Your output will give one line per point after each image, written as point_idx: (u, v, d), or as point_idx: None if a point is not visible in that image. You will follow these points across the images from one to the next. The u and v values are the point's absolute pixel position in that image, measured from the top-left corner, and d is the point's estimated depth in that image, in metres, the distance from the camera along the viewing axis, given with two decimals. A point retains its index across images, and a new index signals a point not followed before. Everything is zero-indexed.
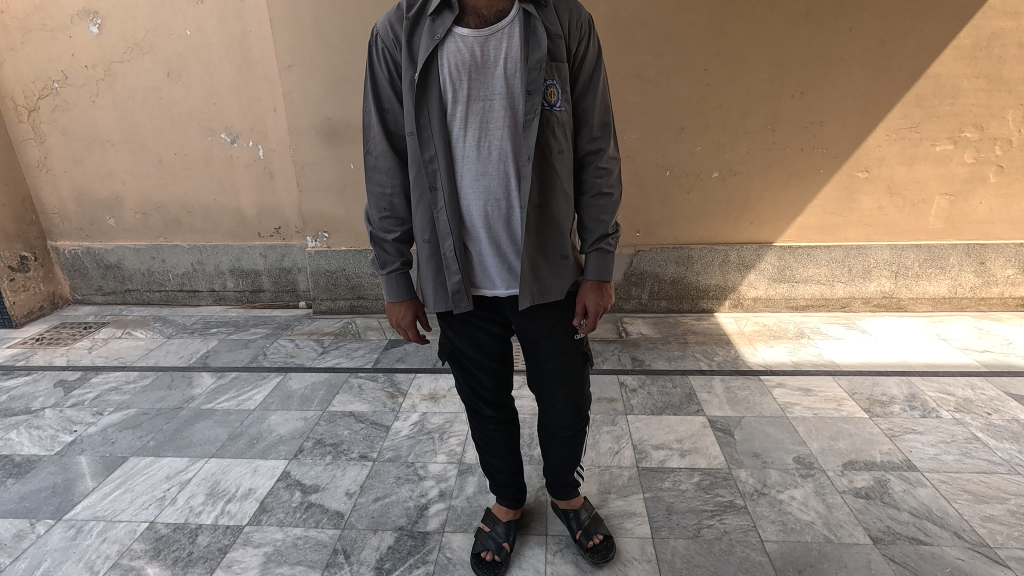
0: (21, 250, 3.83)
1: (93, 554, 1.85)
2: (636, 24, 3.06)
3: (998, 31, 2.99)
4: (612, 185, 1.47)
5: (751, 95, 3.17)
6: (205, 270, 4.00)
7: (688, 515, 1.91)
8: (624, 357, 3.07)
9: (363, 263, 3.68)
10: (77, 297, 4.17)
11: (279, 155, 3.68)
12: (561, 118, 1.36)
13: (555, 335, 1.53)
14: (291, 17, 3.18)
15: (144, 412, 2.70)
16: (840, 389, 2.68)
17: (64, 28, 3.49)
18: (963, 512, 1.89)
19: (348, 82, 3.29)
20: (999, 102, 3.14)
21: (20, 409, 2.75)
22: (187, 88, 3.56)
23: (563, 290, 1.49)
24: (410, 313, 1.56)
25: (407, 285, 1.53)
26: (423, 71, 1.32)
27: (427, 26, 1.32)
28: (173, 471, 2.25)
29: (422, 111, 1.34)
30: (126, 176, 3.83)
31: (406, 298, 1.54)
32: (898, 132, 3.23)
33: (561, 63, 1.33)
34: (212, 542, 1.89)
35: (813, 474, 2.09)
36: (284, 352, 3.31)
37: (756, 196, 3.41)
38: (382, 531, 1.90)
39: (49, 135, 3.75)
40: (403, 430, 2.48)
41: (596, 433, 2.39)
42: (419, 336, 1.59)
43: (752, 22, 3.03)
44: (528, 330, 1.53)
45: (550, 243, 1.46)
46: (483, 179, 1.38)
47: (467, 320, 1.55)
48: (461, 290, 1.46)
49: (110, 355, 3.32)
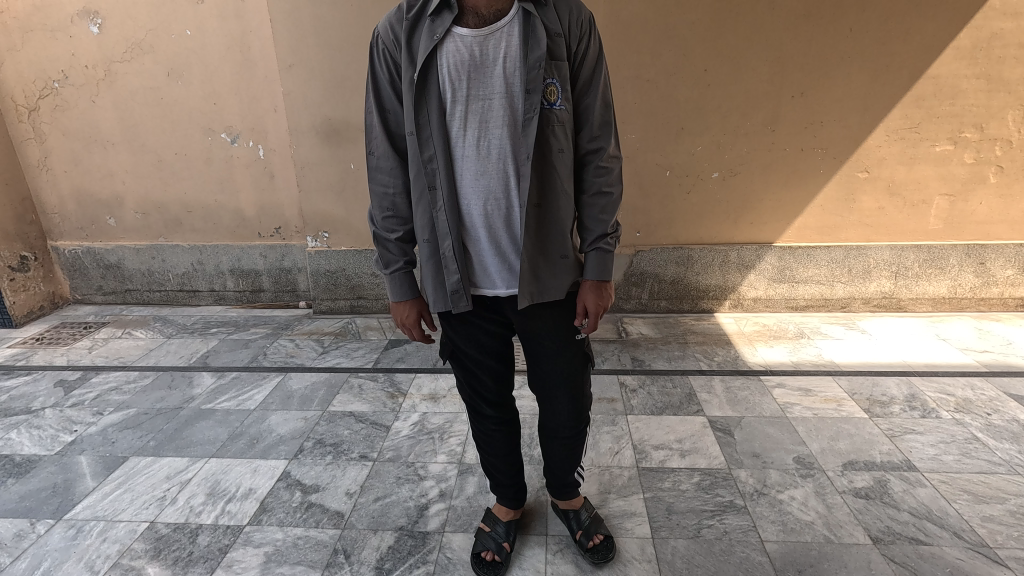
0: (22, 250, 3.83)
1: (93, 554, 1.85)
2: (636, 24, 3.06)
3: (997, 31, 3.00)
4: (612, 185, 1.47)
5: (751, 95, 3.17)
6: (205, 269, 4.00)
7: (688, 515, 1.91)
8: (624, 358, 3.07)
9: (363, 263, 3.69)
10: (77, 296, 4.16)
11: (279, 155, 3.68)
12: (561, 117, 1.36)
13: (556, 335, 1.53)
14: (291, 17, 3.18)
15: (144, 411, 2.70)
16: (840, 389, 2.68)
17: (64, 28, 3.49)
18: (963, 512, 1.89)
19: (348, 82, 3.29)
20: (999, 102, 3.14)
21: (20, 409, 2.75)
22: (188, 88, 3.56)
23: (563, 290, 1.49)
24: (415, 312, 1.56)
25: (411, 284, 1.53)
26: (422, 71, 1.32)
27: (427, 26, 1.32)
28: (173, 471, 2.25)
29: (422, 111, 1.35)
30: (126, 176, 3.83)
31: (411, 297, 1.53)
32: (898, 133, 3.23)
33: (562, 61, 1.33)
34: (212, 542, 1.89)
35: (813, 474, 2.09)
36: (285, 352, 3.31)
37: (756, 196, 3.41)
38: (382, 531, 1.90)
39: (49, 135, 3.75)
40: (403, 430, 2.48)
41: (596, 433, 2.39)
42: (423, 335, 1.58)
43: (752, 22, 3.03)
44: (529, 330, 1.53)
45: (549, 242, 1.46)
46: (483, 179, 1.38)
47: (468, 319, 1.55)
48: (460, 289, 1.46)
49: (110, 355, 3.32)
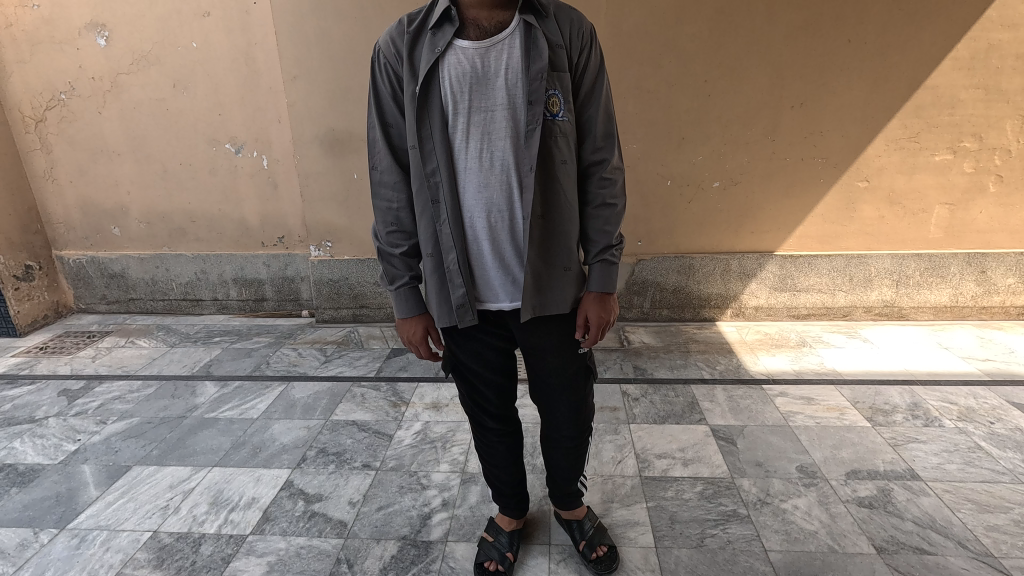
0: (26, 259, 3.86)
1: (97, 563, 1.85)
2: (637, 35, 3.09)
3: (995, 42, 3.03)
4: (616, 196, 1.49)
5: (751, 106, 3.21)
6: (209, 279, 4.02)
7: (693, 524, 1.91)
8: (627, 366, 3.08)
9: (366, 272, 3.70)
10: (80, 306, 4.19)
11: (283, 165, 3.71)
12: (563, 128, 1.38)
13: (556, 350, 1.54)
14: (296, 29, 3.22)
15: (148, 421, 2.70)
16: (843, 397, 2.68)
17: (72, 41, 3.54)
18: (967, 521, 1.89)
19: (352, 93, 3.33)
20: (998, 112, 3.17)
21: (24, 418, 2.76)
22: (193, 99, 3.60)
23: (567, 303, 1.50)
24: (422, 328, 1.57)
25: (417, 300, 1.55)
26: (424, 84, 1.35)
27: (428, 40, 1.35)
28: (177, 480, 2.26)
29: (423, 124, 1.38)
30: (131, 186, 3.86)
31: (417, 312, 1.55)
32: (897, 142, 3.25)
33: (564, 73, 1.36)
34: (216, 551, 1.88)
35: (816, 483, 2.09)
36: (287, 360, 3.32)
37: (757, 205, 3.44)
38: (386, 540, 1.90)
39: (55, 145, 3.80)
40: (406, 439, 2.48)
41: (598, 441, 2.39)
42: (431, 352, 1.60)
43: (751, 34, 3.06)
44: (532, 346, 1.55)
45: (554, 254, 1.48)
46: (486, 191, 1.40)
47: (470, 335, 1.56)
48: (465, 303, 1.48)
49: (113, 364, 3.33)
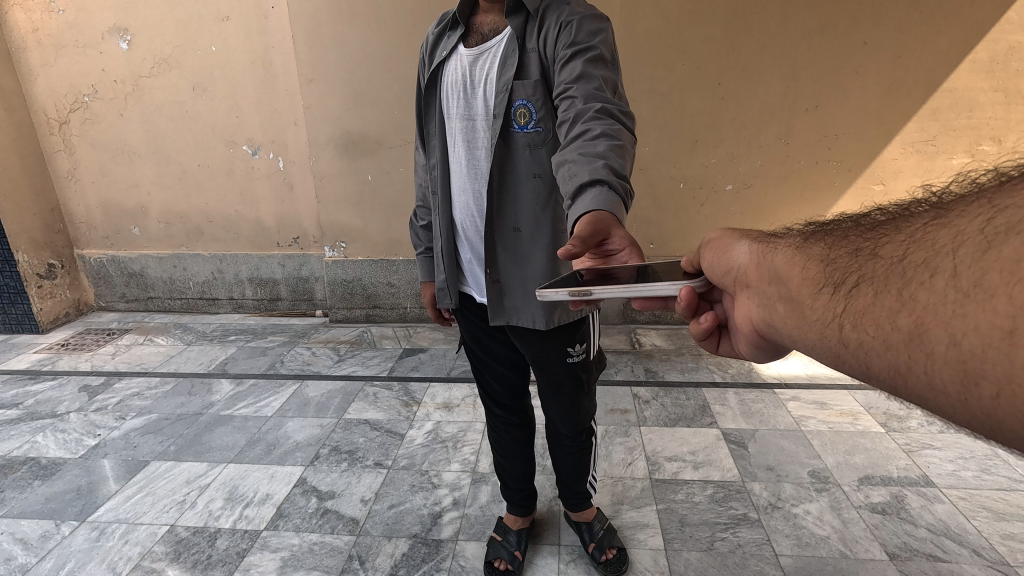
0: (49, 258, 3.97)
1: (115, 556, 1.89)
2: (649, 39, 3.10)
3: (1015, 45, 2.98)
4: (615, 131, 1.19)
5: (765, 109, 3.20)
6: (224, 279, 4.09)
7: (702, 527, 1.91)
8: (638, 369, 3.07)
9: (380, 272, 3.74)
10: (101, 303, 4.30)
11: (300, 166, 3.78)
12: (530, 140, 1.35)
13: (551, 354, 1.47)
14: (313, 34, 3.26)
15: (166, 417, 2.76)
16: (857, 402, 2.66)
17: (95, 44, 3.63)
18: (982, 529, 1.86)
19: (368, 96, 3.37)
20: (1017, 115, 3.14)
21: (47, 412, 2.83)
22: (211, 102, 3.67)
23: (545, 319, 1.41)
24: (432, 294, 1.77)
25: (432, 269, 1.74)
26: (431, 87, 1.51)
27: (445, 43, 1.49)
28: (194, 475, 2.31)
29: (430, 124, 1.54)
30: (150, 187, 3.95)
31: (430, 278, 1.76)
32: (914, 146, 3.23)
33: (535, 80, 1.32)
34: (231, 546, 1.92)
35: (828, 488, 2.08)
36: (302, 360, 3.37)
37: (773, 207, 3.41)
38: (397, 538, 1.93)
39: (78, 147, 3.90)
40: (417, 438, 2.51)
41: (608, 443, 2.40)
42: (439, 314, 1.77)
43: (765, 36, 3.04)
44: (530, 349, 1.49)
45: (526, 264, 1.43)
46: (463, 196, 1.48)
47: (474, 322, 1.61)
48: (446, 288, 1.61)
49: (132, 361, 3.40)
